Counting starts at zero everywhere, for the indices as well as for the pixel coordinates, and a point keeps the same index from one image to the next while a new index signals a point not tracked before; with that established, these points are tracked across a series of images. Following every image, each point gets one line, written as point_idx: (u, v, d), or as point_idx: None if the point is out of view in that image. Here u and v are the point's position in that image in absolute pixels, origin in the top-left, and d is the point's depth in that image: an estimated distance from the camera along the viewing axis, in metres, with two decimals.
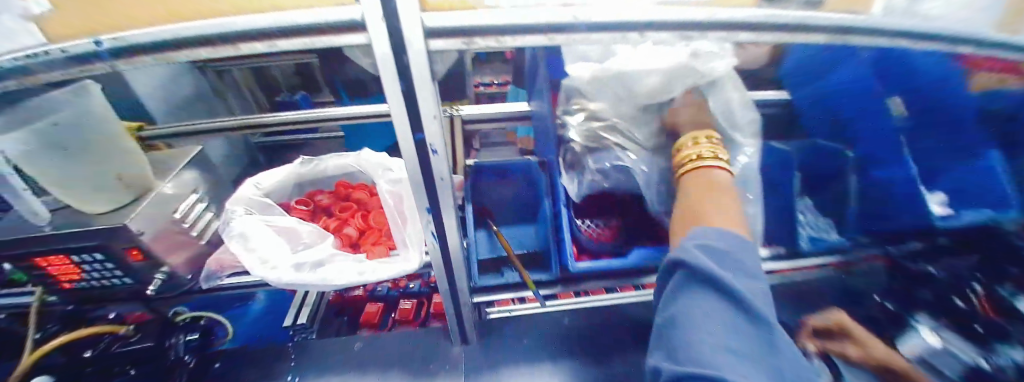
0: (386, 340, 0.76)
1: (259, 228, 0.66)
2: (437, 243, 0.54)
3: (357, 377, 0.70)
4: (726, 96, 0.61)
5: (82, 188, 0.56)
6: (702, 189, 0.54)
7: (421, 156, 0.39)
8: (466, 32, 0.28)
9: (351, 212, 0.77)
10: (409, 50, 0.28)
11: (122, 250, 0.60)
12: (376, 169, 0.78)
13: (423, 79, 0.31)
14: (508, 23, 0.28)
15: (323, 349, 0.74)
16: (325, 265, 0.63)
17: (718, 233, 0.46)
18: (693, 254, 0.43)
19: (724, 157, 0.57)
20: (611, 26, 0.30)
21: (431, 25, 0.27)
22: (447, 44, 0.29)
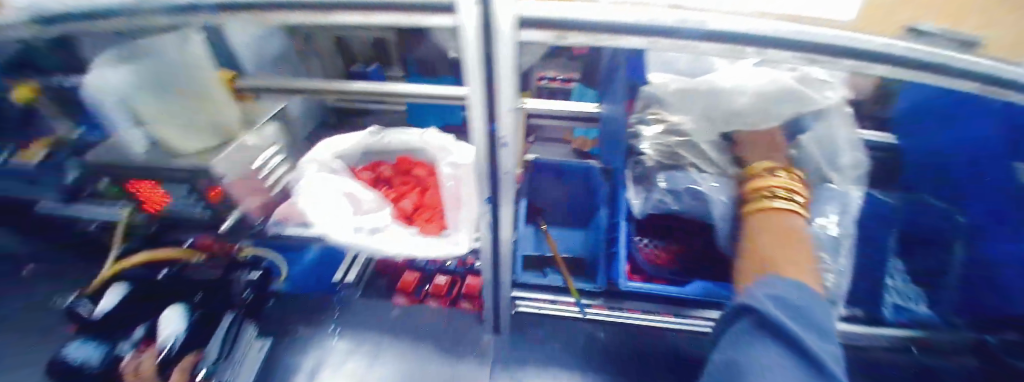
0: (424, 311, 0.82)
1: (329, 186, 0.69)
2: (491, 234, 0.57)
3: (395, 341, 0.77)
4: (828, 131, 0.56)
5: (172, 125, 0.62)
6: (772, 233, 0.49)
7: (491, 144, 0.43)
8: (559, 24, 0.30)
9: (410, 187, 0.78)
10: (502, 40, 0.30)
11: (205, 187, 0.66)
12: (438, 147, 0.79)
13: (509, 69, 0.34)
14: (600, 20, 0.29)
15: (366, 309, 0.82)
16: (382, 232, 0.66)
17: (791, 285, 0.42)
18: (777, 311, 0.39)
19: (802, 201, 0.51)
20: (722, 37, 0.29)
21: (526, 15, 0.29)
22: (540, 36, 0.31)
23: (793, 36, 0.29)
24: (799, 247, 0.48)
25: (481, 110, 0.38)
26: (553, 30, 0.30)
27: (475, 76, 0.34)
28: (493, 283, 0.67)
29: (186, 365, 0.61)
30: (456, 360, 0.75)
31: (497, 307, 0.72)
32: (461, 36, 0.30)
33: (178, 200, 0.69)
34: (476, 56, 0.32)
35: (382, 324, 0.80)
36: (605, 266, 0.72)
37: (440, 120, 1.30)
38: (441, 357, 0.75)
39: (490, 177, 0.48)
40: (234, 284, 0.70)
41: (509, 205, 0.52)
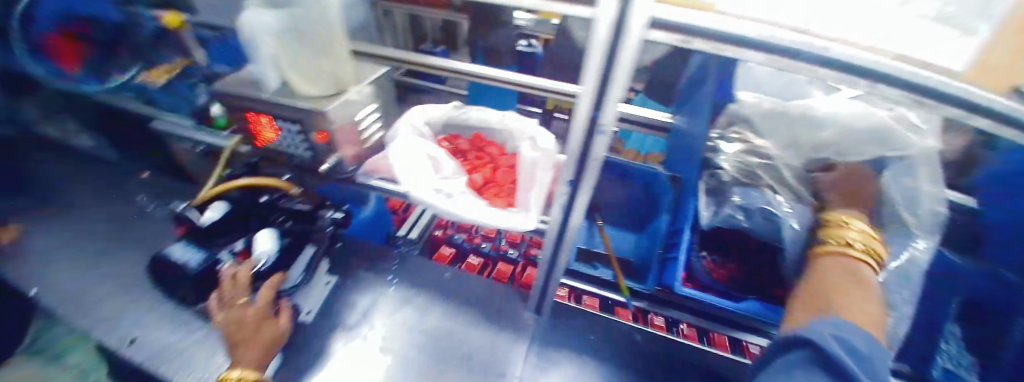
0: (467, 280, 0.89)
1: (418, 148, 0.75)
2: (561, 216, 0.61)
3: (444, 300, 0.84)
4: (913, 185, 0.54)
5: (299, 73, 0.68)
6: (840, 278, 0.50)
7: (588, 130, 0.48)
8: (690, 29, 0.33)
9: (483, 162, 0.83)
10: (629, 33, 0.34)
11: (314, 129, 0.71)
12: (515, 128, 0.82)
13: (627, 63, 0.38)
14: (730, 31, 0.32)
15: (420, 269, 0.89)
16: (456, 196, 0.71)
17: (856, 332, 0.43)
18: (839, 352, 0.40)
19: (879, 254, 0.51)
20: (850, 65, 0.32)
21: (659, 19, 0.33)
22: (666, 38, 0.35)
23: (911, 75, 0.31)
24: (871, 297, 0.49)
25: (589, 98, 0.43)
26: (677, 37, 0.34)
27: (595, 63, 0.39)
28: (551, 263, 0.70)
29: (272, 283, 0.68)
30: (498, 330, 0.79)
31: (547, 289, 0.75)
32: (595, 27, 0.35)
33: (286, 137, 0.75)
34: (603, 45, 0.37)
35: (431, 284, 0.86)
36: (658, 269, 0.79)
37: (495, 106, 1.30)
38: (484, 324, 0.80)
39: (576, 161, 0.53)
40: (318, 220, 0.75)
41: (589, 190, 0.55)
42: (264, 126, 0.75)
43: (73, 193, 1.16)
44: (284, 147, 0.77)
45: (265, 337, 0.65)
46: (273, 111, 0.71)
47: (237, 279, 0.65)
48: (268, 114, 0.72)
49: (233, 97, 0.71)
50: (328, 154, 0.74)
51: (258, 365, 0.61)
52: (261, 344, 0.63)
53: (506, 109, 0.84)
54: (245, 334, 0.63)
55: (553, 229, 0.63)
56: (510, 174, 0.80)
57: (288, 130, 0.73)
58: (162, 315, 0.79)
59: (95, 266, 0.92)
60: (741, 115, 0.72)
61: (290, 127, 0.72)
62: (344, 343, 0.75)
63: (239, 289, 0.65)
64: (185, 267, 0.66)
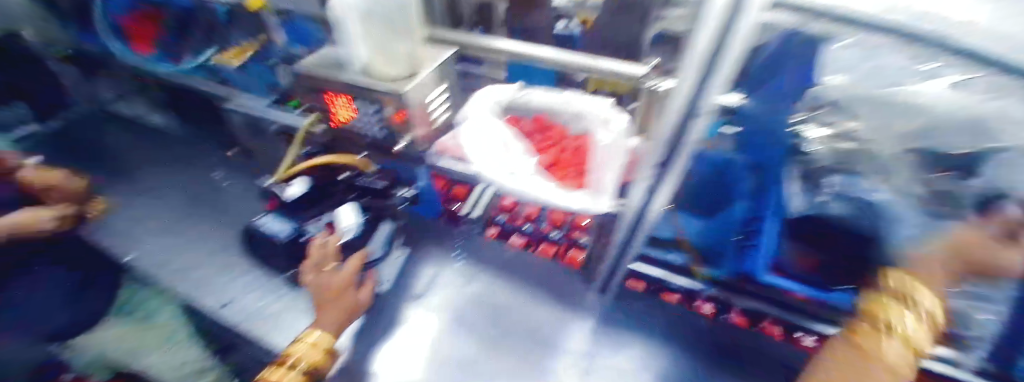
0: (530, 259, 0.94)
1: (492, 131, 0.77)
2: (644, 196, 0.61)
3: (508, 278, 0.91)
4: None
5: (378, 58, 0.64)
6: (856, 356, 0.55)
7: (687, 111, 0.44)
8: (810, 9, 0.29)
9: (548, 145, 0.82)
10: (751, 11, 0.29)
11: (392, 111, 0.71)
12: (582, 108, 0.81)
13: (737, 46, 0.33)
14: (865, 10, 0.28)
15: (484, 248, 0.97)
16: (528, 178, 0.73)
17: None
18: None
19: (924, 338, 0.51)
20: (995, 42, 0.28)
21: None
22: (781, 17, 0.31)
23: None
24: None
25: (690, 81, 0.39)
26: (803, 16, 0.29)
27: (698, 48, 0.35)
28: (626, 241, 0.73)
29: (359, 255, 0.73)
30: (563, 310, 0.85)
31: (617, 269, 0.79)
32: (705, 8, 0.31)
33: (362, 118, 0.76)
34: (712, 29, 0.32)
35: (496, 262, 0.94)
36: (734, 258, 0.78)
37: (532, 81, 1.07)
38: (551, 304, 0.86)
39: (667, 142, 0.50)
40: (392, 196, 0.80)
41: (677, 170, 0.54)
42: (340, 106, 0.76)
43: (147, 166, 1.25)
44: (358, 127, 0.78)
45: (345, 304, 0.68)
46: (350, 93, 0.71)
47: (327, 249, 0.70)
48: (345, 95, 0.72)
49: (311, 78, 0.72)
50: (402, 136, 0.76)
51: (334, 332, 0.64)
52: (341, 309, 0.67)
53: (572, 92, 0.83)
54: (331, 299, 0.67)
55: (633, 209, 0.65)
56: (579, 156, 0.80)
57: (364, 111, 0.74)
58: (247, 285, 0.85)
59: (179, 236, 1.00)
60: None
61: (367, 108, 0.73)
62: (421, 313, 0.83)
63: (329, 253, 0.70)
64: (275, 238, 0.73)
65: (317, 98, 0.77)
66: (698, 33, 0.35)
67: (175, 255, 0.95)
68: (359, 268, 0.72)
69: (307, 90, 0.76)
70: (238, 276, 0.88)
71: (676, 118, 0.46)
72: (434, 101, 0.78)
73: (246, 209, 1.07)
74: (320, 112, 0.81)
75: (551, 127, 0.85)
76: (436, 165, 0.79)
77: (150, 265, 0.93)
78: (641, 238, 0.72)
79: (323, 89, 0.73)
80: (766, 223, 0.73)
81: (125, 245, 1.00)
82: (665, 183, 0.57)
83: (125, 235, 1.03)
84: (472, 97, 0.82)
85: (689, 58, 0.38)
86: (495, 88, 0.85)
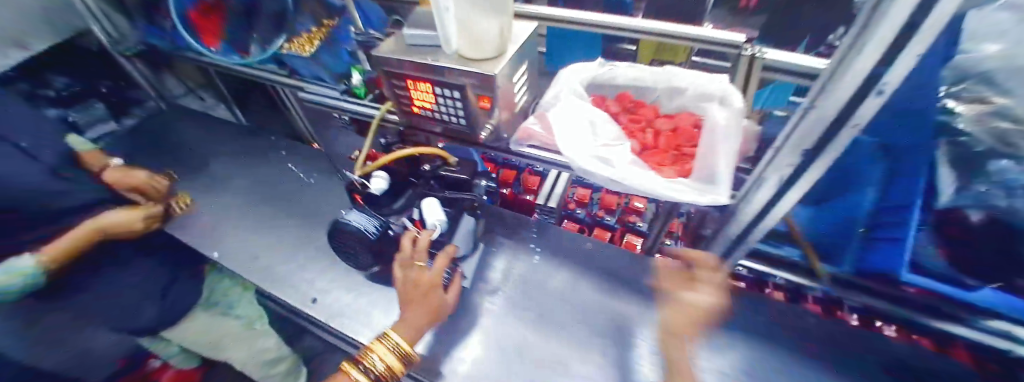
0: (612, 251, 0.91)
1: (583, 116, 0.69)
2: (781, 189, 0.52)
3: (592, 271, 0.88)
4: None
5: (470, 38, 0.59)
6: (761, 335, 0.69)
7: (857, 99, 0.40)
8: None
9: (640, 126, 0.73)
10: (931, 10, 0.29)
11: (476, 96, 0.65)
12: (680, 83, 0.72)
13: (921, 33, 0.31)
14: None
15: (563, 239, 0.94)
16: (626, 165, 0.65)
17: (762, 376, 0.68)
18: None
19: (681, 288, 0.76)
20: None
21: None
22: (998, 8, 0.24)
23: None
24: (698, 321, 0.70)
25: (854, 67, 0.38)
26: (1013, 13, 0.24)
27: (870, 40, 0.35)
28: (733, 242, 0.65)
29: (446, 253, 0.71)
30: (658, 309, 0.81)
31: (721, 267, 0.71)
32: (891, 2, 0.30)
33: (442, 103, 0.71)
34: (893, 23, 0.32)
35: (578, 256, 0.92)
36: (856, 250, 0.76)
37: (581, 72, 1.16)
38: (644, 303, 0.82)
39: (825, 127, 0.45)
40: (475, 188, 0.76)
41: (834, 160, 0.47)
42: (419, 93, 0.71)
43: (219, 161, 1.30)
44: (437, 113, 0.74)
45: (431, 305, 0.65)
46: (434, 78, 0.66)
47: (418, 247, 0.67)
48: (426, 80, 0.67)
49: (391, 64, 0.68)
50: (484, 122, 0.71)
51: (413, 337, 0.62)
52: (427, 311, 0.65)
53: (667, 66, 0.74)
54: (417, 298, 0.65)
55: (755, 207, 0.58)
56: (680, 138, 0.70)
57: (443, 97, 0.69)
58: (331, 277, 0.87)
59: (257, 228, 1.03)
60: (978, 68, 0.57)
61: (449, 93, 0.68)
62: (504, 312, 0.81)
63: (421, 249, 0.67)
64: (363, 233, 0.68)
65: (394, 85, 0.73)
66: (865, 40, 0.36)
67: (257, 247, 0.97)
68: (447, 265, 0.70)
69: (384, 75, 0.72)
70: (321, 270, 0.89)
71: (829, 119, 0.44)
72: (516, 84, 0.71)
73: (318, 202, 1.08)
74: (394, 100, 0.77)
75: (641, 106, 0.76)
76: (518, 154, 0.74)
77: (235, 257, 0.97)
78: (752, 237, 0.62)
79: (402, 76, 0.69)
80: (909, 214, 0.67)
81: (210, 237, 1.04)
82: (814, 173, 0.49)
83: (207, 227, 1.07)
84: (556, 78, 0.75)
85: (860, 49, 0.36)
86: (578, 66, 0.77)
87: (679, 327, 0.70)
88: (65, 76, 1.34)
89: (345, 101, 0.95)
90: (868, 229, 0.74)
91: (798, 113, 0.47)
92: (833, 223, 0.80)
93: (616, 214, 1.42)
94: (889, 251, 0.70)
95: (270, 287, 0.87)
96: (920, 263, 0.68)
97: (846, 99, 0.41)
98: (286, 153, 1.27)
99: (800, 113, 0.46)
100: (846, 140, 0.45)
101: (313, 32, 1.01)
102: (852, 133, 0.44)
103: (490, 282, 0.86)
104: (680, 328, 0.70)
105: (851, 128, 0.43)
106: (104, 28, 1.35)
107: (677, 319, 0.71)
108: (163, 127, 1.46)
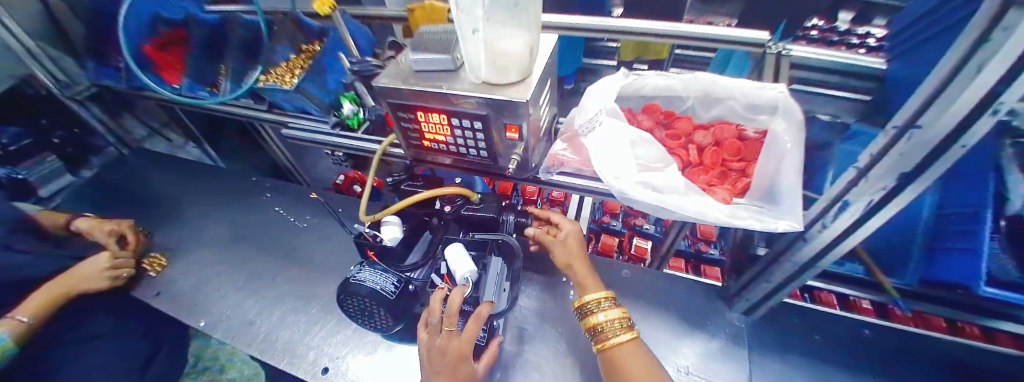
0: (647, 273, 0.88)
1: (624, 136, 0.60)
2: (863, 214, 0.46)
3: (630, 297, 0.84)
4: None
5: (493, 61, 0.50)
6: None
7: (966, 118, 0.33)
8: None
9: (677, 142, 0.66)
10: None
11: (503, 126, 0.57)
12: (717, 94, 0.66)
13: None
14: None
15: (595, 263, 0.91)
16: (682, 190, 0.56)
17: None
18: None
19: (616, 317, 0.61)
20: None
21: None
22: None
23: None
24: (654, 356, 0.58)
25: (993, 76, 0.30)
26: None
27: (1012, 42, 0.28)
28: (800, 267, 0.59)
29: (480, 313, 0.58)
30: (708, 337, 0.76)
31: (779, 291, 0.66)
32: None
33: (458, 134, 0.62)
34: None
35: (611, 284, 0.86)
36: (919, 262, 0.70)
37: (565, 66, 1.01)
38: (689, 331, 0.77)
39: (926, 148, 0.37)
40: (501, 225, 0.71)
41: (930, 184, 0.40)
42: (431, 125, 0.62)
43: (196, 208, 1.17)
44: (452, 146, 0.65)
45: (458, 377, 0.56)
46: (449, 108, 0.57)
47: (448, 312, 0.57)
48: (440, 111, 0.58)
49: (395, 94, 0.58)
50: (508, 153, 0.63)
51: None
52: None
53: (698, 71, 0.65)
54: (444, 369, 0.56)
55: (834, 233, 0.50)
56: (724, 152, 0.63)
57: (460, 128, 0.60)
58: (350, 333, 0.80)
59: (249, 288, 0.93)
60: None
61: (467, 124, 0.59)
62: (545, 358, 0.72)
63: (451, 315, 0.56)
64: (380, 294, 0.59)
65: (401, 117, 0.63)
66: (1014, 31, 0.28)
67: (253, 311, 0.88)
68: (479, 329, 0.58)
69: (390, 108, 0.62)
70: (328, 333, 0.81)
71: (932, 144, 0.36)
72: (541, 107, 0.62)
73: (314, 249, 0.99)
74: (400, 133, 0.67)
75: (672, 119, 0.69)
76: (548, 183, 0.68)
77: (227, 325, 0.87)
78: (824, 260, 0.55)
79: (412, 107, 0.60)
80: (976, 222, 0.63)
81: (197, 301, 0.93)
82: (905, 198, 0.42)
83: (188, 289, 0.96)
84: (584, 96, 0.66)
85: (1000, 45, 0.29)
86: (602, 78, 0.67)
87: (571, 256, 0.69)
88: (12, 128, 1.15)
89: (337, 136, 0.82)
90: (929, 239, 0.68)
91: (888, 132, 0.40)
92: (894, 235, 0.72)
93: (622, 216, 1.36)
94: (961, 263, 0.64)
95: (277, 360, 0.79)
96: (997, 276, 0.63)
97: (957, 116, 0.33)
98: (271, 195, 1.17)
99: (891, 133, 0.40)
100: (953, 162, 0.37)
101: (292, 61, 0.90)
102: (963, 155, 0.35)
103: (526, 325, 0.77)
104: (575, 257, 0.69)
105: (961, 148, 0.35)
106: (49, 72, 1.20)
107: (567, 250, 0.70)
108: (127, 174, 1.31)
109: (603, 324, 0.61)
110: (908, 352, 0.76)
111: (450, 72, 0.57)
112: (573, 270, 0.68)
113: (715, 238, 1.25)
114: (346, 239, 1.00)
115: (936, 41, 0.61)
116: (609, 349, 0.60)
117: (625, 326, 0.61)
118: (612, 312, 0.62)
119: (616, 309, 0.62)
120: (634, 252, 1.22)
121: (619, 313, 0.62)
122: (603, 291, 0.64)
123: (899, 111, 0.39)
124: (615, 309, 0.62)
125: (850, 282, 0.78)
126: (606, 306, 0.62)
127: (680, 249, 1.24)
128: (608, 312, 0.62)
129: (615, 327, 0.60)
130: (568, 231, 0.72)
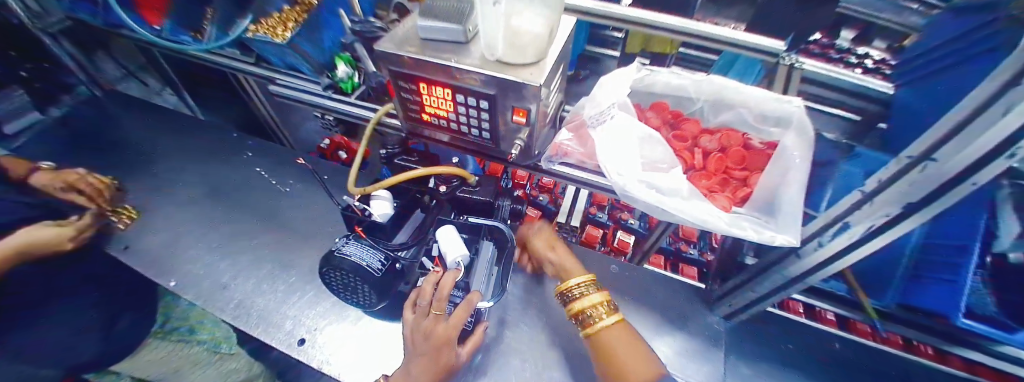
0: (635, 269, 0.89)
1: (631, 131, 0.59)
2: (864, 236, 0.46)
3: (616, 294, 0.84)
4: None
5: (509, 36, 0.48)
6: None
7: (980, 158, 0.33)
8: None
9: (683, 145, 0.65)
10: None
11: (511, 109, 0.54)
12: (730, 100, 0.65)
13: None
14: None
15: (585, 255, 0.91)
16: (686, 194, 0.54)
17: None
18: None
19: (602, 303, 0.62)
20: None
21: None
22: None
23: None
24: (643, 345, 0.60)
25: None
26: None
27: None
28: (787, 280, 0.61)
29: (467, 301, 0.58)
30: (687, 337, 0.78)
31: (765, 300, 0.68)
32: None
33: (462, 110, 0.58)
34: None
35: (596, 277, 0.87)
36: (898, 289, 0.73)
37: (574, 48, 0.96)
38: (666, 330, 0.79)
39: (941, 183, 0.37)
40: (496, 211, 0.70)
41: (934, 214, 0.40)
42: (434, 99, 0.59)
43: (172, 161, 1.10)
44: (453, 123, 0.62)
45: (440, 363, 0.56)
46: (454, 83, 0.53)
47: (438, 296, 0.56)
48: (445, 84, 0.55)
49: (397, 61, 0.54)
50: (512, 137, 0.60)
51: None
52: (435, 369, 0.56)
53: (713, 73, 0.64)
54: (426, 353, 0.55)
55: (827, 253, 0.52)
56: (729, 160, 0.62)
57: (465, 105, 0.57)
58: (328, 304, 0.79)
59: (224, 250, 0.89)
60: None
61: (472, 102, 0.56)
62: (524, 344, 0.73)
63: (440, 300, 0.55)
64: (365, 271, 0.57)
65: (405, 85, 0.58)
66: None
67: (226, 276, 0.85)
68: (468, 315, 0.57)
69: (390, 76, 0.58)
70: (306, 303, 0.79)
71: (944, 178, 0.36)
72: (551, 94, 0.59)
73: (296, 215, 0.96)
74: (400, 104, 0.63)
75: (678, 120, 0.68)
76: (550, 172, 0.65)
77: (200, 286, 0.83)
78: (815, 277, 0.57)
79: (415, 77, 0.56)
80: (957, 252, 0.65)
81: (167, 260, 0.88)
82: (908, 225, 0.43)
83: (159, 246, 0.91)
84: (596, 85, 0.64)
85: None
86: (614, 70, 0.65)
87: (551, 243, 0.75)
88: None
89: (329, 99, 0.77)
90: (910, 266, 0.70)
91: (901, 160, 0.39)
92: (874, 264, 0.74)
93: (608, 209, 1.35)
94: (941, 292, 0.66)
95: (249, 328, 0.76)
96: (973, 310, 0.65)
97: (973, 154, 0.33)
98: (252, 154, 1.11)
99: (904, 163, 0.39)
100: (960, 196, 0.37)
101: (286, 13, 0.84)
102: (969, 191, 0.36)
103: (508, 312, 0.77)
104: (556, 244, 0.75)
105: (970, 186, 0.35)
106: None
107: (548, 238, 0.76)
108: (96, 117, 1.22)
109: (589, 309, 0.62)
110: (867, 367, 0.81)
111: (458, 44, 0.53)
112: (555, 254, 0.73)
113: (695, 239, 1.27)
114: (329, 208, 0.97)
115: (939, 71, 0.61)
116: (596, 333, 0.61)
117: (610, 309, 0.62)
118: (595, 296, 0.62)
119: (598, 293, 0.63)
120: (616, 245, 1.22)
121: (602, 296, 0.63)
122: (585, 276, 0.65)
123: (915, 142, 0.38)
124: (598, 293, 0.63)
125: (834, 301, 0.83)
126: (589, 290, 0.63)
127: (661, 246, 1.26)
128: (592, 296, 0.62)
129: (600, 311, 0.62)
130: (550, 221, 0.80)
